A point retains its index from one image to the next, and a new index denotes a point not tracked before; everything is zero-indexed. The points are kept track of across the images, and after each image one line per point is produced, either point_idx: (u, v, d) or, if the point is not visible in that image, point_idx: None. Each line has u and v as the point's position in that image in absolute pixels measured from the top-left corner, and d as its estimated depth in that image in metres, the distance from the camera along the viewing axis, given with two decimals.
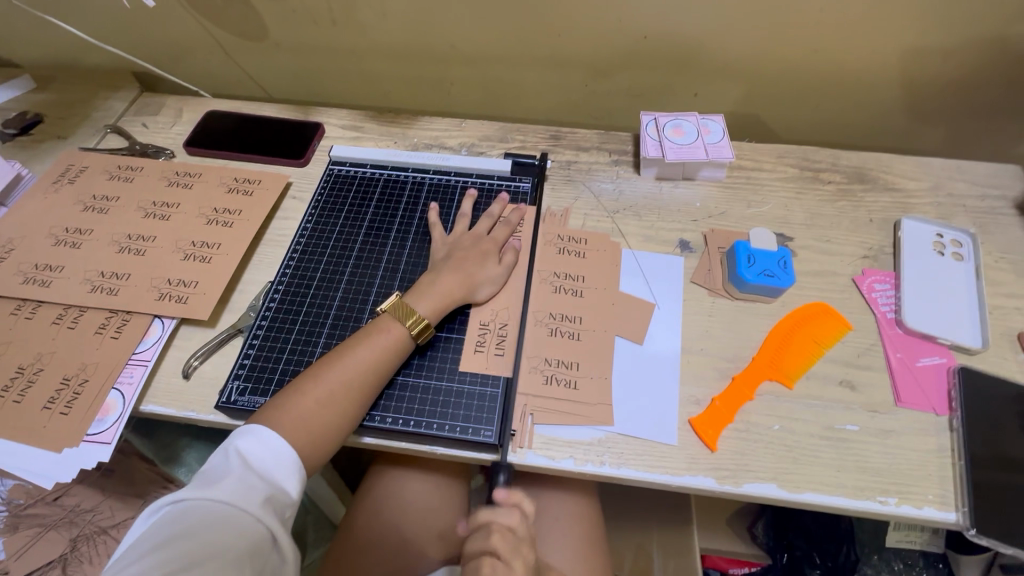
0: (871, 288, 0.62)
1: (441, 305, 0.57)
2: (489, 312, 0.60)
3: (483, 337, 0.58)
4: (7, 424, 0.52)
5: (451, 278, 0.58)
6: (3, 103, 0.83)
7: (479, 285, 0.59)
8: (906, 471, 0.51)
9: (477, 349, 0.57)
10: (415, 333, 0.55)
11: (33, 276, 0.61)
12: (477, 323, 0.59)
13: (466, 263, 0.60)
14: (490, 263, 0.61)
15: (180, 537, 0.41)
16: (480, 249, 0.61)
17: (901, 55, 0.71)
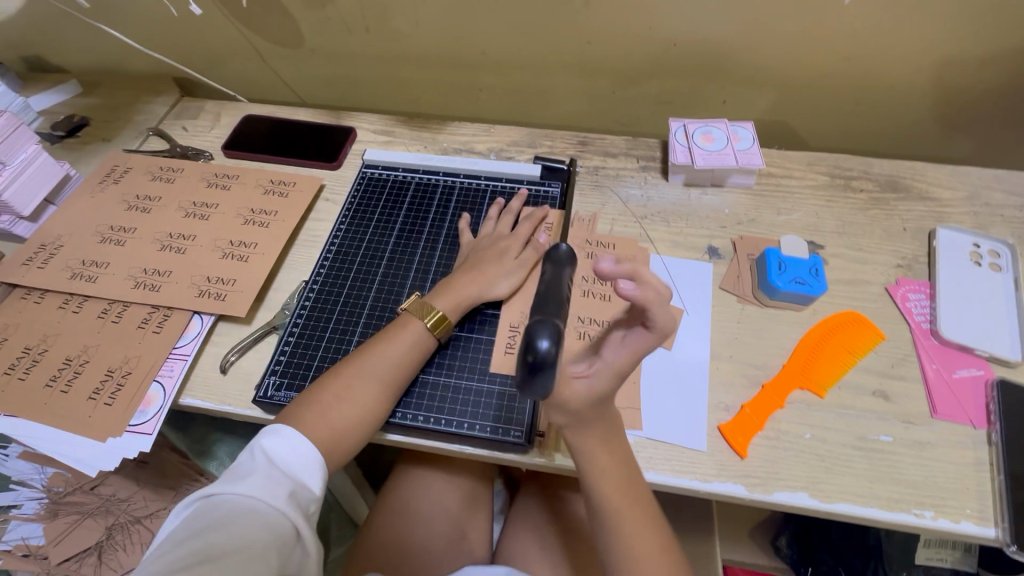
0: (905, 297, 0.61)
1: (458, 302, 0.57)
2: (518, 314, 0.60)
3: (512, 338, 0.58)
4: (55, 413, 0.54)
5: (472, 276, 0.59)
6: (52, 106, 0.86)
7: (501, 281, 0.60)
8: (943, 484, 0.50)
9: (506, 350, 0.57)
10: (436, 330, 0.56)
11: (80, 271, 0.64)
12: (507, 325, 0.59)
13: (488, 260, 0.60)
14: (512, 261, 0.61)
15: (208, 530, 0.42)
16: (503, 246, 0.62)
17: (937, 63, 0.70)
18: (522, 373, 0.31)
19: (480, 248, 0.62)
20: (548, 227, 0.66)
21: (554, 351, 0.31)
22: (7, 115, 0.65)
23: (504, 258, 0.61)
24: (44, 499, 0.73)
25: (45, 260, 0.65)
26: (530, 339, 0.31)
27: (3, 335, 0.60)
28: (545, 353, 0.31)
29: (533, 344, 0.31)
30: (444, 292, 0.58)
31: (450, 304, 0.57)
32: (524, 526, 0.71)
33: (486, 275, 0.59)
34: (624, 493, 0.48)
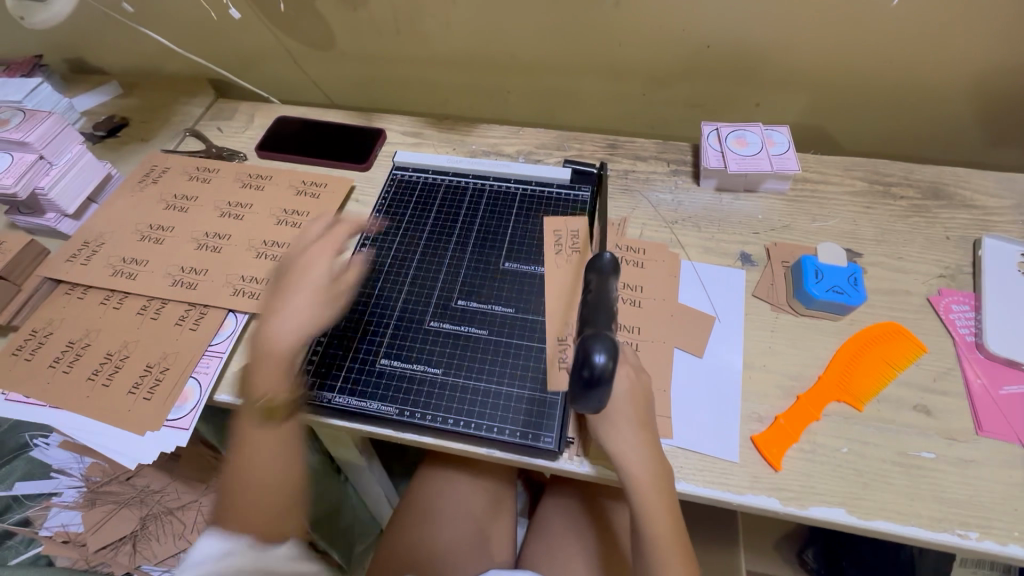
0: (947, 309, 0.59)
1: (274, 365, 0.54)
2: (563, 325, 0.59)
3: (564, 351, 0.57)
4: (97, 405, 0.56)
5: (268, 329, 0.55)
6: (93, 107, 0.89)
7: (324, 312, 0.56)
8: (988, 504, 0.48)
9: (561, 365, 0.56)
10: (270, 412, 0.53)
11: (121, 268, 0.66)
12: (556, 338, 0.57)
13: (302, 293, 0.56)
14: (324, 288, 0.57)
15: None
16: (314, 279, 0.57)
17: (986, 66, 0.68)
18: (580, 384, 0.39)
19: (287, 281, 0.57)
20: (576, 235, 0.65)
21: (609, 365, 0.38)
22: (54, 116, 0.67)
23: (320, 296, 0.56)
24: (83, 488, 0.79)
25: (89, 257, 0.67)
26: (587, 356, 0.38)
27: (48, 330, 0.62)
28: (600, 367, 0.38)
29: (589, 361, 0.38)
30: (260, 364, 0.54)
31: (275, 376, 0.54)
32: (547, 532, 0.71)
33: (310, 317, 0.55)
34: (663, 506, 0.49)
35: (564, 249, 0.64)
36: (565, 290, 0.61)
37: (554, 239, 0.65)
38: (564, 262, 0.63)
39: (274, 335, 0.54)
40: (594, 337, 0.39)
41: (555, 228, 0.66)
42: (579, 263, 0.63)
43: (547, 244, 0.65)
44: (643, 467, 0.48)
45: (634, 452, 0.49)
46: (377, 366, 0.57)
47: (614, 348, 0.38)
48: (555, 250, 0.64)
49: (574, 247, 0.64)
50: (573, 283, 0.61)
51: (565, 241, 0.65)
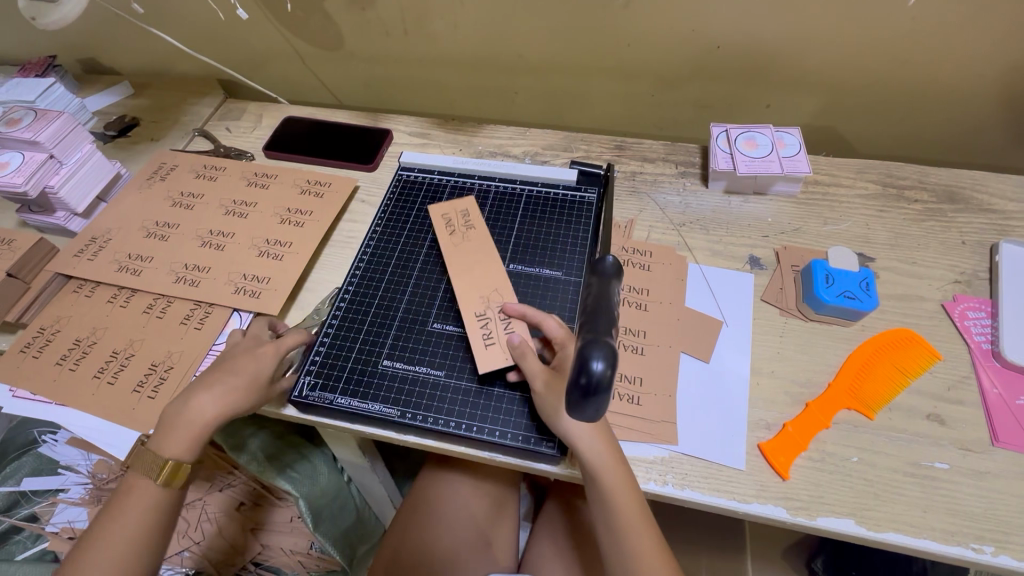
0: (963, 315, 0.58)
1: (187, 437, 0.51)
2: (479, 300, 0.59)
3: (486, 327, 0.57)
4: (102, 402, 0.56)
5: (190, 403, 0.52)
6: (105, 107, 0.90)
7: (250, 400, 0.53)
8: (1005, 518, 0.46)
9: (485, 340, 0.56)
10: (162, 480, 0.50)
11: (127, 265, 0.66)
12: (474, 313, 0.58)
13: (235, 374, 0.53)
14: (259, 378, 0.53)
15: None
16: (255, 365, 0.53)
17: (1002, 67, 0.66)
18: (574, 393, 0.35)
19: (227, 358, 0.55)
20: (466, 214, 0.67)
21: (608, 373, 0.34)
22: (65, 116, 0.68)
23: (252, 386, 0.52)
24: (89, 486, 0.78)
25: (95, 253, 0.68)
26: (584, 361, 0.34)
27: (56, 327, 0.62)
28: (598, 374, 0.34)
29: (587, 367, 0.34)
30: (171, 429, 0.51)
31: (180, 448, 0.51)
32: (549, 536, 0.70)
33: (233, 399, 0.52)
34: (629, 492, 0.48)
35: (457, 227, 0.66)
36: (470, 267, 0.62)
37: (442, 221, 0.67)
38: (460, 241, 0.65)
39: (198, 408, 0.51)
40: (592, 341, 0.35)
41: (445, 212, 0.68)
42: (476, 241, 0.65)
43: (438, 227, 0.67)
44: (603, 446, 0.48)
45: (591, 431, 0.48)
46: (379, 367, 0.57)
47: (614, 356, 0.35)
48: (447, 230, 0.66)
49: (466, 225, 0.66)
50: (478, 260, 0.63)
51: (457, 220, 0.67)
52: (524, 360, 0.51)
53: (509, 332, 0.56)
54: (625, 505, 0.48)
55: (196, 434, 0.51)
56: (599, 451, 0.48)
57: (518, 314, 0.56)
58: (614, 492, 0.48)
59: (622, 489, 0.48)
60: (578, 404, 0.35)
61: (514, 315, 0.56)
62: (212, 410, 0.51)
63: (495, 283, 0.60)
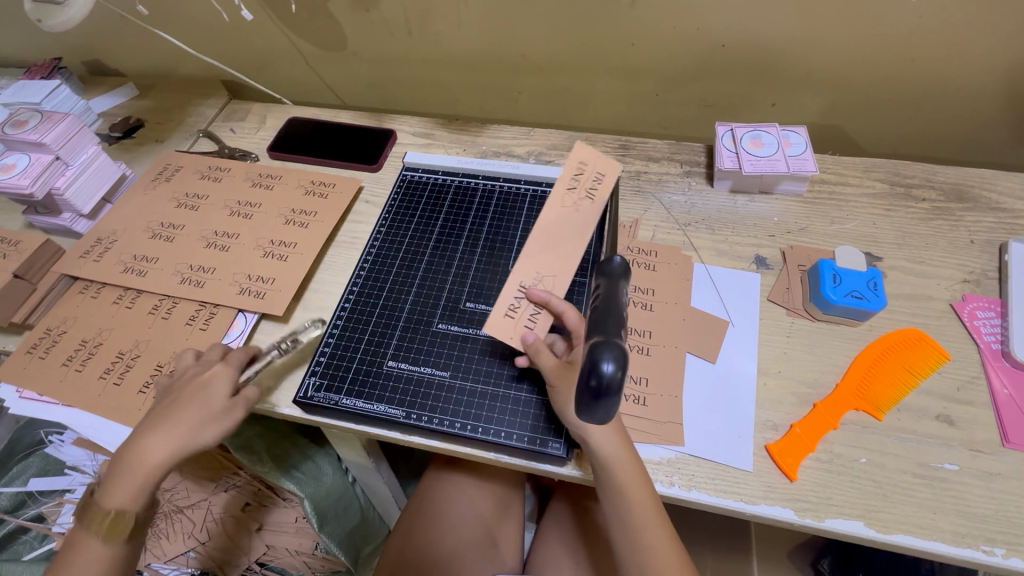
0: (972, 315, 0.57)
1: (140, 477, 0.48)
2: (532, 275, 0.53)
3: (517, 300, 0.52)
4: (108, 403, 0.57)
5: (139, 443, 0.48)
6: (110, 108, 0.90)
7: (205, 435, 0.50)
8: (1016, 520, 0.46)
9: (506, 313, 0.52)
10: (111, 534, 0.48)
11: (132, 266, 0.66)
12: (517, 285, 0.52)
13: (188, 406, 0.49)
14: (212, 412, 0.50)
15: None
16: (207, 395, 0.50)
17: (1009, 65, 0.66)
18: (585, 395, 0.34)
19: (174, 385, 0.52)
20: (598, 179, 0.55)
21: (619, 375, 0.34)
22: (70, 118, 0.68)
23: (212, 414, 0.50)
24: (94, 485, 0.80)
25: (100, 254, 0.68)
26: (594, 363, 0.34)
27: (62, 329, 0.62)
28: (609, 376, 0.34)
29: (598, 368, 0.34)
30: (117, 476, 0.48)
31: (127, 494, 0.48)
32: (554, 536, 0.70)
33: (192, 433, 0.49)
34: (642, 489, 0.48)
35: (578, 188, 0.55)
36: (556, 234, 0.54)
37: (572, 170, 0.55)
38: (569, 203, 0.54)
39: (143, 453, 0.48)
40: (603, 343, 0.35)
41: (584, 155, 0.55)
42: (583, 215, 0.54)
43: (565, 172, 0.55)
44: (616, 441, 0.47)
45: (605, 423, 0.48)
46: (385, 368, 0.57)
47: (624, 357, 0.34)
48: (566, 183, 0.55)
49: (589, 193, 0.55)
50: (563, 228, 0.54)
51: (584, 179, 0.55)
52: (536, 356, 0.50)
53: (535, 320, 0.52)
54: (639, 500, 0.48)
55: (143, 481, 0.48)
56: (612, 444, 0.47)
57: (555, 307, 0.51)
58: (627, 486, 0.47)
59: (636, 482, 0.48)
60: (588, 406, 0.35)
61: (548, 305, 0.51)
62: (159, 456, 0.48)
63: (555, 266, 0.53)
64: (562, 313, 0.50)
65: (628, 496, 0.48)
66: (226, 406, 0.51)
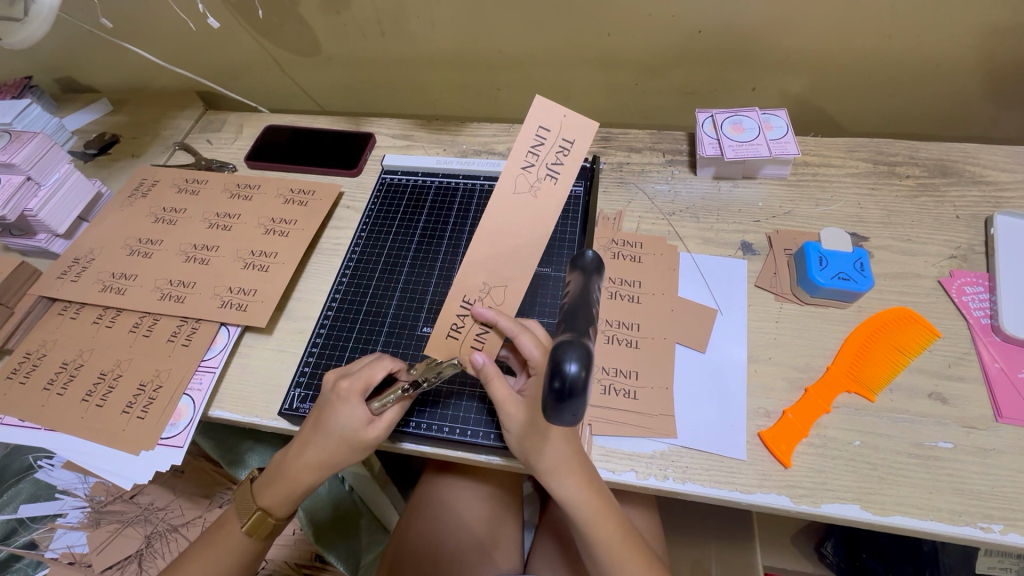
0: (960, 291, 0.57)
1: (281, 497, 0.51)
2: (477, 287, 0.48)
3: (460, 319, 0.49)
4: (90, 426, 0.56)
5: (290, 461, 0.51)
6: (84, 125, 0.89)
7: (345, 461, 0.50)
8: (1014, 496, 0.45)
9: (449, 334, 0.49)
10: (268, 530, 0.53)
11: (110, 284, 0.65)
12: (460, 300, 0.48)
13: (323, 434, 0.49)
14: (346, 443, 0.49)
15: None
16: (339, 427, 0.48)
17: (986, 37, 0.65)
18: (550, 398, 0.33)
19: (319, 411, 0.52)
20: (564, 149, 0.45)
21: (583, 376, 0.32)
22: (40, 136, 0.67)
23: (342, 442, 0.49)
24: (87, 508, 0.79)
25: (78, 274, 0.67)
26: (557, 364, 0.32)
27: (42, 352, 0.61)
28: (573, 377, 0.32)
29: (561, 369, 0.32)
30: (271, 483, 0.52)
31: (273, 500, 0.52)
32: (554, 534, 0.70)
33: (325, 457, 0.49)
34: (606, 516, 0.49)
35: (535, 167, 0.45)
36: (511, 226, 0.46)
37: (531, 140, 0.45)
38: (524, 188, 0.46)
39: (293, 475, 0.50)
40: (567, 342, 0.33)
41: (546, 117, 0.45)
42: (544, 201, 0.46)
43: (521, 145, 0.46)
44: (572, 481, 0.47)
45: (564, 465, 0.47)
46: None
47: (590, 357, 0.32)
48: (521, 163, 0.46)
49: (549, 171, 0.45)
50: (517, 226, 0.46)
51: (545, 151, 0.45)
52: (490, 385, 0.47)
53: (482, 340, 0.48)
54: (601, 528, 0.49)
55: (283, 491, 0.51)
56: (570, 485, 0.47)
57: (503, 327, 0.47)
58: (590, 518, 0.49)
59: (599, 514, 0.49)
60: (554, 410, 0.33)
61: (494, 326, 0.47)
62: (311, 475, 0.51)
63: (508, 273, 0.47)
64: (514, 336, 0.47)
65: (585, 527, 0.49)
66: (359, 435, 0.49)
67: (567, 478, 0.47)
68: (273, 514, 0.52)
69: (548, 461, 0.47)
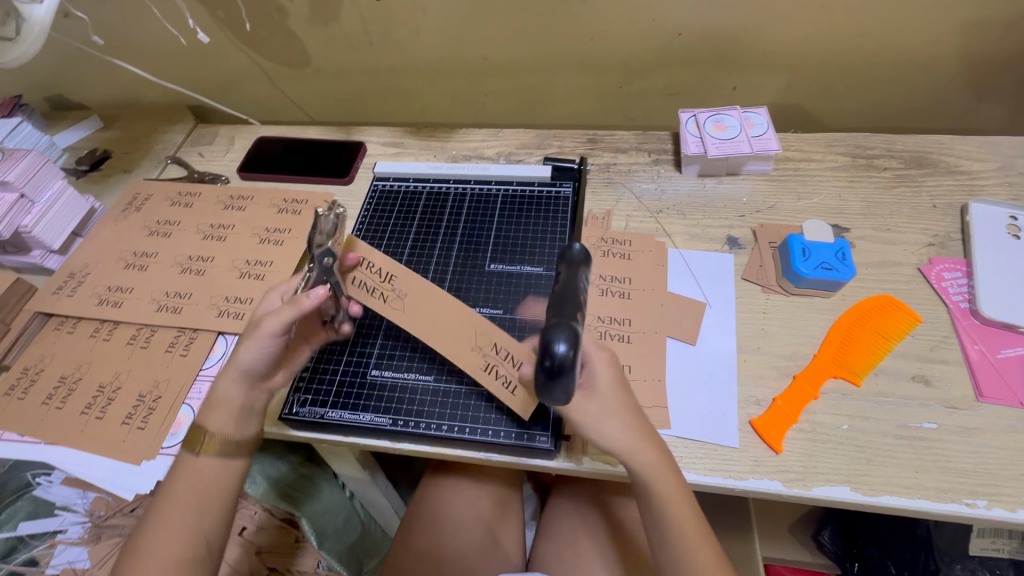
0: (939, 277, 0.58)
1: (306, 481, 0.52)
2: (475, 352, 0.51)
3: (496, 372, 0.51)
4: (91, 438, 0.56)
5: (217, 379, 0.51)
6: (74, 142, 0.89)
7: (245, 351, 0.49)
8: (997, 472, 0.47)
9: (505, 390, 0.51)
10: (218, 453, 0.50)
11: (107, 297, 0.66)
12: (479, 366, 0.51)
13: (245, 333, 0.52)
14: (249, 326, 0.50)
15: None
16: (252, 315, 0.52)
17: (954, 32, 0.68)
18: (540, 376, 0.34)
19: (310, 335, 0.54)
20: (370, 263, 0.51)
21: (572, 354, 0.33)
22: (32, 154, 0.67)
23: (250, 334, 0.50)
24: (87, 523, 0.78)
25: (74, 289, 0.67)
26: (547, 344, 0.34)
27: (40, 367, 0.62)
28: (562, 356, 0.33)
29: (550, 349, 0.33)
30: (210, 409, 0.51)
31: (219, 424, 0.50)
32: (555, 532, 0.70)
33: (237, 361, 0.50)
34: (682, 498, 0.47)
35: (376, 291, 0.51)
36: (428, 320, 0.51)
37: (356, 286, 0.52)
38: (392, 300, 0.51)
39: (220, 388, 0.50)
40: (556, 324, 0.34)
41: (342, 264, 0.51)
42: (411, 284, 0.51)
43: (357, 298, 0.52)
44: (649, 453, 0.46)
45: (641, 442, 0.46)
46: (368, 377, 0.57)
47: (578, 338, 0.34)
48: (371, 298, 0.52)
49: (384, 276, 0.51)
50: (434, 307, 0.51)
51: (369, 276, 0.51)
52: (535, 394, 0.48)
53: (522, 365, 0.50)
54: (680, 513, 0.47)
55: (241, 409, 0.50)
56: (648, 462, 0.46)
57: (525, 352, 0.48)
58: (670, 500, 0.46)
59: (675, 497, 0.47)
60: (545, 388, 0.34)
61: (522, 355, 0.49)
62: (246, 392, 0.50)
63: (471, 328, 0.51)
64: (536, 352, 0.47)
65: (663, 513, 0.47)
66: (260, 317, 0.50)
67: (642, 457, 0.46)
68: (217, 435, 0.50)
69: (622, 438, 0.46)
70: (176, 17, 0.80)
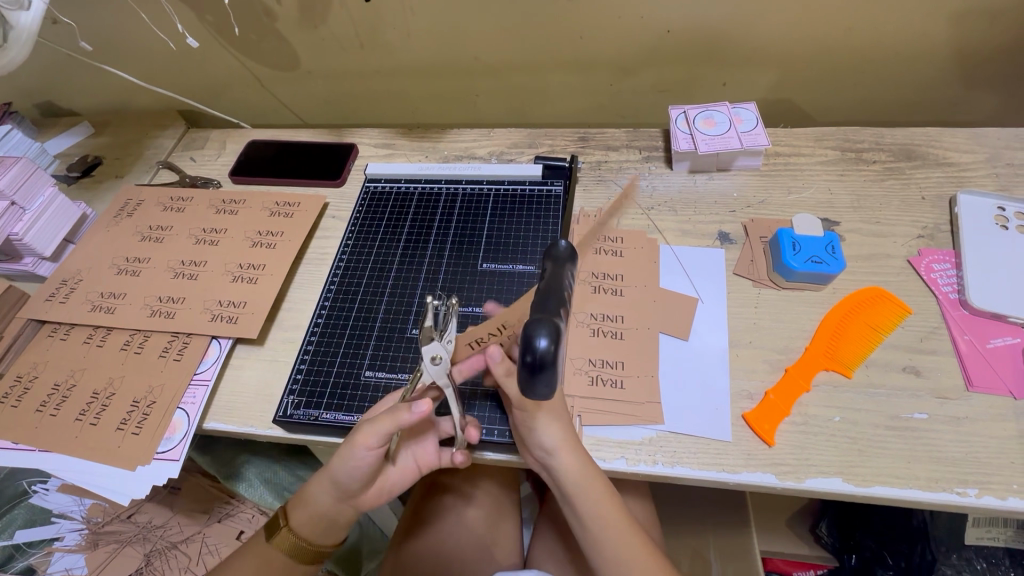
0: (929, 269, 0.59)
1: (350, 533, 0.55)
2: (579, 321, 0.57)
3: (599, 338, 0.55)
4: (85, 444, 0.56)
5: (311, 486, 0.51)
6: (65, 149, 0.89)
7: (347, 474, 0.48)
8: (987, 460, 0.47)
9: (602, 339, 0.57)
10: (294, 553, 0.53)
11: (99, 303, 0.66)
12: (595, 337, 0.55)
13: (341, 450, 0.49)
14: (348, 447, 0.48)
15: None
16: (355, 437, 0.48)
17: (941, 24, 0.68)
18: (523, 372, 0.34)
19: (415, 457, 0.53)
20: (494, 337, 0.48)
21: (553, 349, 0.33)
22: (22, 161, 0.67)
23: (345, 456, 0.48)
24: (84, 530, 0.78)
25: (66, 295, 0.67)
26: (528, 339, 0.33)
27: (33, 374, 0.62)
28: (543, 351, 0.33)
29: (531, 344, 0.33)
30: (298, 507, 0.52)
31: (302, 524, 0.52)
32: (552, 530, 0.71)
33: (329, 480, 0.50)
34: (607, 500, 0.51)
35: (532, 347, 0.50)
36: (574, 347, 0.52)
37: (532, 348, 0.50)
38: None
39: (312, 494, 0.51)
40: (537, 319, 0.34)
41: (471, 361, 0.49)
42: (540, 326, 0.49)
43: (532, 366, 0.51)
44: (573, 461, 0.49)
45: (566, 447, 0.49)
46: (362, 378, 0.58)
47: (560, 333, 0.34)
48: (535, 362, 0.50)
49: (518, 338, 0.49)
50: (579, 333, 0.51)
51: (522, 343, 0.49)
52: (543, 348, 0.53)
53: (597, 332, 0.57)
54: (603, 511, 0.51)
55: (323, 519, 0.52)
56: (569, 468, 0.49)
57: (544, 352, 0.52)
58: (593, 501, 0.50)
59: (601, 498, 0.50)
60: (527, 383, 0.34)
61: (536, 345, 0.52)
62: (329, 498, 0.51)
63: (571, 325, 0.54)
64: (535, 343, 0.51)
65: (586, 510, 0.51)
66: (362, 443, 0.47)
67: (565, 461, 0.49)
68: (300, 536, 0.52)
69: (552, 442, 0.48)
70: (165, 22, 0.80)
